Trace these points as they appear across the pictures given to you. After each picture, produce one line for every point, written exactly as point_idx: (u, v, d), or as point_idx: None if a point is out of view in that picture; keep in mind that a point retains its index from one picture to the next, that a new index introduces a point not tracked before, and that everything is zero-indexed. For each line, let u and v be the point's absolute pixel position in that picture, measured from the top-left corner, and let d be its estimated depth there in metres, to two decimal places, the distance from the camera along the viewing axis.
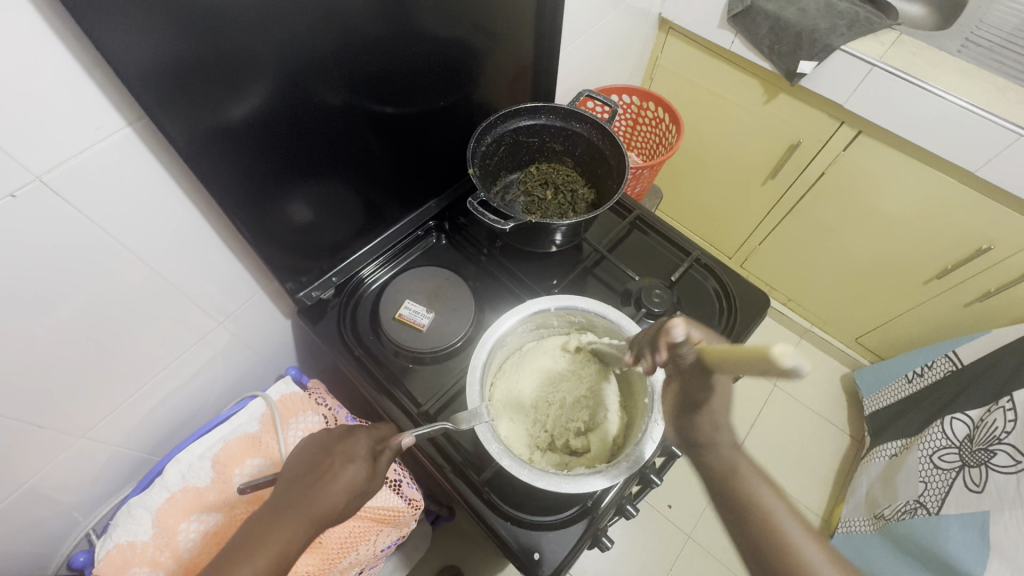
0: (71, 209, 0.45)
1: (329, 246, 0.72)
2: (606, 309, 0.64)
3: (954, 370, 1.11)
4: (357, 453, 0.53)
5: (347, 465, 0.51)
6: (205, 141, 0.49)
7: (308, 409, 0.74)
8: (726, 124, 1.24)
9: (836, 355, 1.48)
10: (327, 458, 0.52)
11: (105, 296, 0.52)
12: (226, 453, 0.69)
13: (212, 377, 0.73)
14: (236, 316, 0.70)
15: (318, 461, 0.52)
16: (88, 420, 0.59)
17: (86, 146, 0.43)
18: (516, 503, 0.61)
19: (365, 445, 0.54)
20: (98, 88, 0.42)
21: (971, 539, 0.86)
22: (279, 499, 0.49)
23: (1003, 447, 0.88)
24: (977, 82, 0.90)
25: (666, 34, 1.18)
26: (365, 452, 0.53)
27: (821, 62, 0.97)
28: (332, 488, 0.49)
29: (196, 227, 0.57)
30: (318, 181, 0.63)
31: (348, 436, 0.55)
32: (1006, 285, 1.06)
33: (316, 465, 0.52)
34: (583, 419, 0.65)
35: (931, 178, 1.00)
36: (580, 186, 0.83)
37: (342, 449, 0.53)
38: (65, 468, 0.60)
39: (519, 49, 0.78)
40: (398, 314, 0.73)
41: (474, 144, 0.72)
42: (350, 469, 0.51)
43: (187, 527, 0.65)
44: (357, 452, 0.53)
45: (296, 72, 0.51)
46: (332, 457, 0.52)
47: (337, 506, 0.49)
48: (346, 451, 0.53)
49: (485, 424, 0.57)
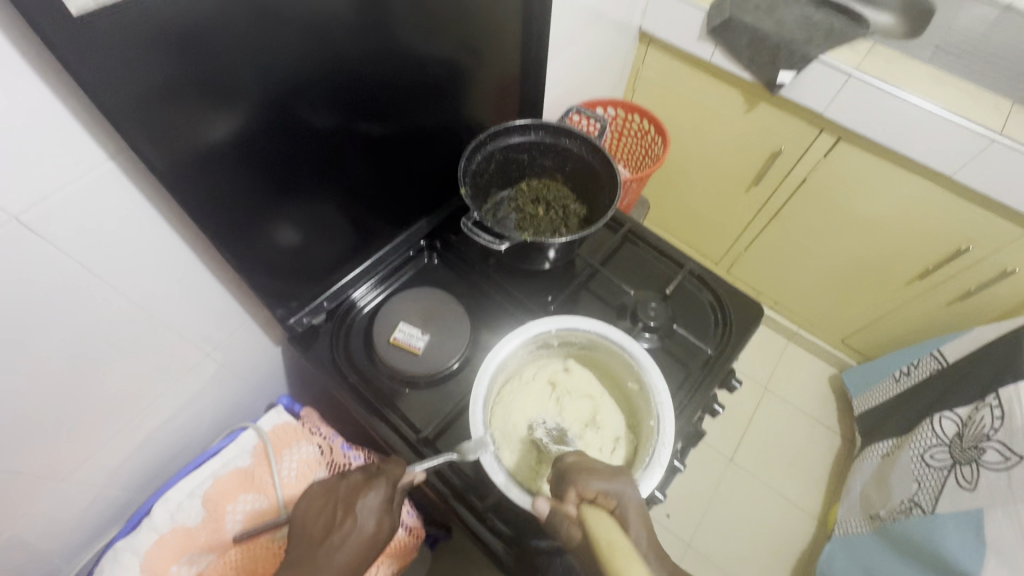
0: (52, 246, 0.43)
1: (318, 270, 0.70)
2: (608, 330, 0.65)
3: (940, 368, 1.13)
4: (374, 503, 0.52)
5: (368, 520, 0.52)
6: (186, 167, 0.47)
7: (302, 439, 0.72)
8: (708, 134, 1.26)
9: (823, 356, 1.49)
10: (344, 511, 0.52)
11: (86, 334, 0.50)
12: (217, 489, 0.66)
13: (201, 409, 0.71)
14: (226, 346, 0.68)
15: (336, 514, 0.52)
16: (69, 464, 0.56)
17: (68, 181, 0.42)
18: (519, 527, 0.60)
19: (382, 493, 0.53)
20: (78, 120, 0.40)
21: (967, 539, 0.86)
22: (300, 558, 0.50)
23: (992, 444, 0.90)
24: (950, 89, 0.92)
25: (647, 47, 1.20)
26: (383, 503, 0.52)
27: (800, 72, 0.99)
28: (355, 544, 0.50)
29: (183, 257, 0.55)
30: (306, 206, 0.62)
31: (363, 488, 0.53)
32: (985, 284, 1.09)
33: (334, 520, 0.51)
34: (595, 443, 0.64)
35: (910, 182, 1.03)
36: (571, 201, 0.83)
37: (360, 501, 0.52)
38: (46, 515, 0.57)
39: (505, 65, 0.77)
40: (393, 337, 0.72)
41: (464, 163, 0.72)
42: (369, 523, 0.51)
43: (178, 570, 0.63)
44: (375, 502, 0.52)
45: (280, 93, 0.50)
46: (349, 511, 0.52)
47: (359, 562, 0.50)
48: (363, 503, 0.52)
49: (490, 454, 0.57)
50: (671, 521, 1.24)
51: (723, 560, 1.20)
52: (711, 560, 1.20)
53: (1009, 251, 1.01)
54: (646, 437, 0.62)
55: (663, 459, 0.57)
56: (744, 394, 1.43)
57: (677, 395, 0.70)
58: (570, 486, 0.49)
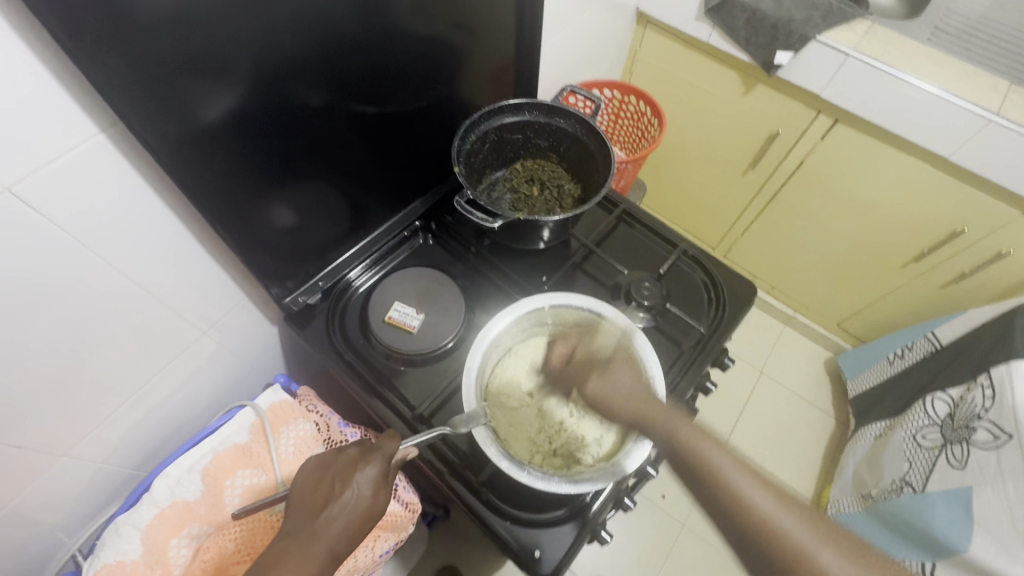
0: (44, 220, 0.43)
1: (314, 249, 0.71)
2: (599, 306, 0.66)
3: (933, 350, 1.14)
4: (372, 477, 0.53)
5: (367, 493, 0.53)
6: (182, 144, 0.47)
7: (298, 417, 0.73)
8: (706, 117, 1.25)
9: (820, 340, 1.50)
10: (342, 482, 0.53)
11: (80, 310, 0.50)
12: (216, 465, 0.67)
13: (199, 386, 0.71)
14: (222, 325, 0.69)
15: (333, 486, 0.53)
16: (69, 439, 0.57)
17: (56, 155, 0.42)
18: (513, 502, 0.61)
19: (378, 467, 0.54)
20: (65, 89, 0.40)
21: (956, 516, 0.88)
22: (299, 527, 0.51)
23: (982, 423, 0.91)
24: (948, 68, 0.92)
25: (644, 28, 1.19)
26: (380, 477, 0.54)
27: (797, 52, 0.98)
28: (350, 518, 0.51)
29: (177, 234, 0.55)
30: (301, 185, 0.62)
31: (361, 460, 0.54)
32: (978, 267, 1.09)
33: (332, 491, 0.52)
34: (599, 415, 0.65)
35: (905, 164, 1.03)
36: (566, 182, 0.83)
37: (357, 474, 0.53)
38: (48, 488, 0.58)
39: (501, 43, 0.76)
40: (388, 316, 0.73)
41: (459, 143, 0.72)
42: (365, 496, 0.52)
43: (178, 544, 0.64)
44: (371, 476, 0.53)
45: (275, 71, 0.50)
46: (346, 484, 0.53)
47: (355, 534, 0.51)
48: (360, 475, 0.53)
49: (482, 426, 0.59)
50: (667, 501, 1.26)
51: (719, 541, 1.21)
52: (707, 540, 1.21)
53: (1002, 233, 1.01)
54: None
55: None
56: (740, 377, 1.44)
57: (669, 373, 0.70)
58: (551, 346, 0.67)
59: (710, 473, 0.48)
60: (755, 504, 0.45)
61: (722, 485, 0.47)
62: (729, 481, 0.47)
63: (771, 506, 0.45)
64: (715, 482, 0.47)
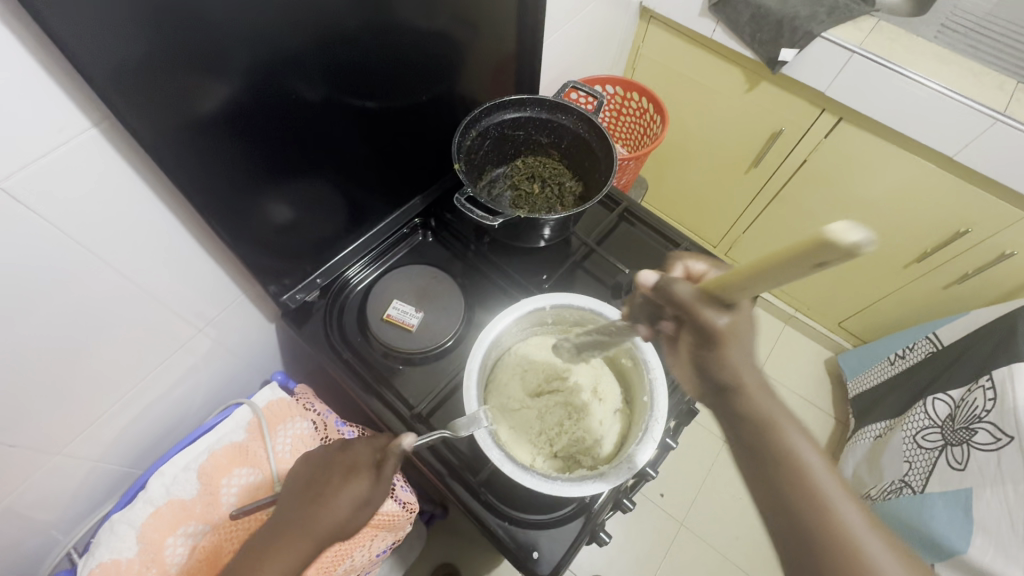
0: (36, 216, 0.42)
1: (312, 245, 0.70)
2: (601, 306, 0.65)
3: (935, 351, 1.13)
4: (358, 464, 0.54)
5: (353, 479, 0.52)
6: (177, 140, 0.46)
7: (295, 415, 0.73)
8: (709, 114, 1.24)
9: (821, 339, 1.49)
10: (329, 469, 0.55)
11: (73, 308, 0.49)
12: (212, 463, 0.67)
13: (195, 384, 0.71)
14: (218, 322, 0.68)
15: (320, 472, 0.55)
16: (63, 437, 0.57)
17: (48, 151, 0.41)
18: (512, 503, 0.61)
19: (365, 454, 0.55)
20: (57, 85, 0.39)
21: (955, 518, 0.88)
22: (288, 512, 0.52)
23: (983, 425, 0.90)
24: (955, 67, 0.91)
25: (648, 23, 1.18)
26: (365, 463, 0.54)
27: (802, 49, 0.97)
28: (332, 502, 0.51)
29: (172, 230, 0.55)
30: (297, 181, 0.61)
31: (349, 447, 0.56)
32: (982, 268, 1.09)
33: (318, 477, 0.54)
34: (598, 415, 0.65)
35: (909, 163, 1.02)
36: (567, 179, 0.83)
37: (342, 460, 0.55)
38: (42, 486, 0.57)
39: (501, 38, 0.75)
40: (386, 314, 0.72)
41: (459, 139, 0.71)
42: (350, 481, 0.53)
43: (174, 543, 0.63)
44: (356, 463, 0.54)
45: (271, 65, 0.49)
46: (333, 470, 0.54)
47: (338, 520, 0.51)
48: (346, 461, 0.54)
49: (483, 429, 0.57)
50: (666, 500, 1.25)
51: (717, 540, 1.21)
52: (705, 539, 1.21)
53: (1006, 234, 1.01)
54: (640, 415, 0.62)
55: (655, 437, 0.58)
56: None
57: None
58: (677, 262, 0.50)
59: (793, 470, 0.39)
60: (842, 516, 0.37)
61: (805, 485, 0.38)
62: (817, 486, 0.38)
63: (862, 522, 0.36)
64: (801, 487, 0.38)
